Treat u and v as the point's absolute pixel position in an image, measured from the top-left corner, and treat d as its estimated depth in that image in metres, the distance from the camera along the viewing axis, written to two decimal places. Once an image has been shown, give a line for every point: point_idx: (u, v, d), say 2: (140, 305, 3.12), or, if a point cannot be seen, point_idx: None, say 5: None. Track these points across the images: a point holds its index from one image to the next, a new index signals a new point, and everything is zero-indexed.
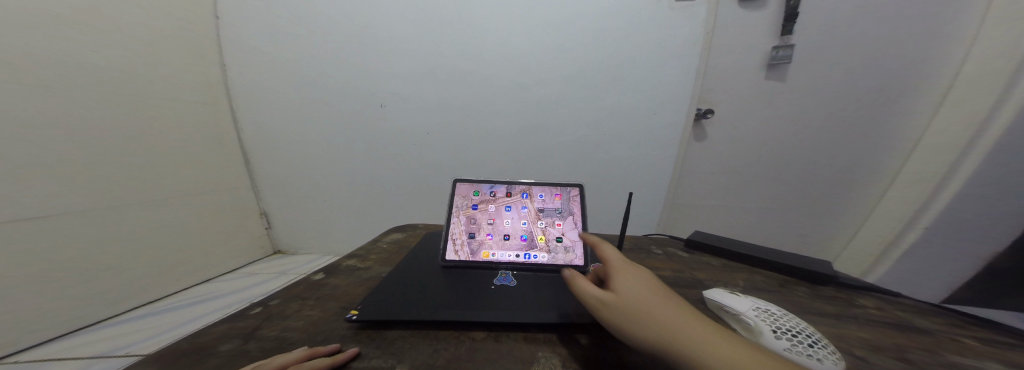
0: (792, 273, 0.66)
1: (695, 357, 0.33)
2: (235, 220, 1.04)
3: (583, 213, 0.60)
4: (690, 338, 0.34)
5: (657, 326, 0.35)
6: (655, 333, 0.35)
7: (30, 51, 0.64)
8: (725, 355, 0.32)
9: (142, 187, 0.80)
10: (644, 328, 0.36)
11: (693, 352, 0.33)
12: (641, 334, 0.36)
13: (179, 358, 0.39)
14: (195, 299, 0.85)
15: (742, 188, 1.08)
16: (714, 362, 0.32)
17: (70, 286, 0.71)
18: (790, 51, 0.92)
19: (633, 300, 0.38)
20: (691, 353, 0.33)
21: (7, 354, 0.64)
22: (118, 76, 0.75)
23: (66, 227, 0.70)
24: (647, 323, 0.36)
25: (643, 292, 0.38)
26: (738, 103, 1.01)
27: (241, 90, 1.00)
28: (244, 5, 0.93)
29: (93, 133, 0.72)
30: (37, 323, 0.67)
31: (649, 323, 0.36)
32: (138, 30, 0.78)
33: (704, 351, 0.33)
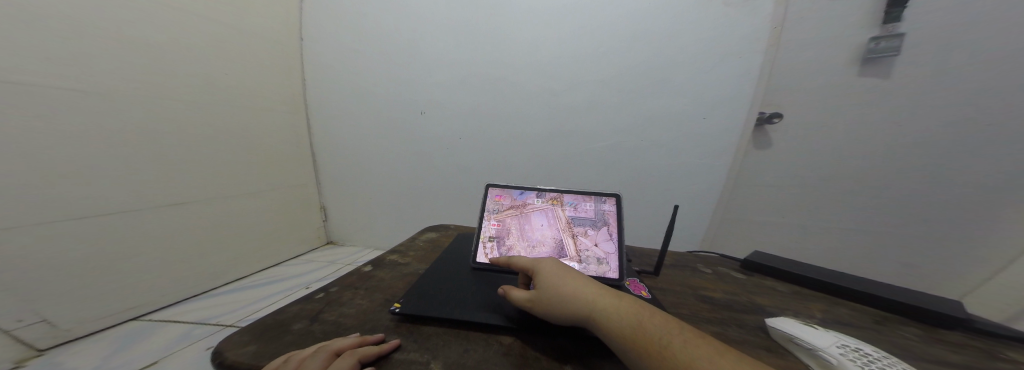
0: (888, 307, 0.55)
1: (597, 316, 0.40)
2: (302, 213, 1.20)
3: (618, 224, 0.58)
4: (596, 302, 0.41)
5: (567, 295, 0.42)
6: (568, 302, 0.42)
7: (191, 76, 0.83)
8: (621, 315, 0.39)
9: (242, 183, 0.97)
10: (558, 299, 0.43)
11: (597, 313, 0.40)
12: (556, 305, 0.42)
13: (264, 330, 0.47)
14: (267, 279, 1.00)
15: (820, 204, 0.92)
16: (611, 320, 0.39)
17: (197, 261, 0.88)
18: (896, 42, 0.77)
19: (549, 277, 0.45)
20: (594, 313, 0.40)
21: (142, 314, 0.79)
22: (237, 93, 0.93)
23: (199, 213, 0.88)
24: (560, 293, 0.43)
25: (560, 270, 0.46)
26: (817, 105, 0.87)
27: (315, 103, 1.16)
28: (320, 29, 1.09)
29: (218, 139, 0.90)
30: (175, 289, 0.84)
31: (561, 293, 0.43)
32: (252, 57, 0.97)
33: (605, 311, 0.40)
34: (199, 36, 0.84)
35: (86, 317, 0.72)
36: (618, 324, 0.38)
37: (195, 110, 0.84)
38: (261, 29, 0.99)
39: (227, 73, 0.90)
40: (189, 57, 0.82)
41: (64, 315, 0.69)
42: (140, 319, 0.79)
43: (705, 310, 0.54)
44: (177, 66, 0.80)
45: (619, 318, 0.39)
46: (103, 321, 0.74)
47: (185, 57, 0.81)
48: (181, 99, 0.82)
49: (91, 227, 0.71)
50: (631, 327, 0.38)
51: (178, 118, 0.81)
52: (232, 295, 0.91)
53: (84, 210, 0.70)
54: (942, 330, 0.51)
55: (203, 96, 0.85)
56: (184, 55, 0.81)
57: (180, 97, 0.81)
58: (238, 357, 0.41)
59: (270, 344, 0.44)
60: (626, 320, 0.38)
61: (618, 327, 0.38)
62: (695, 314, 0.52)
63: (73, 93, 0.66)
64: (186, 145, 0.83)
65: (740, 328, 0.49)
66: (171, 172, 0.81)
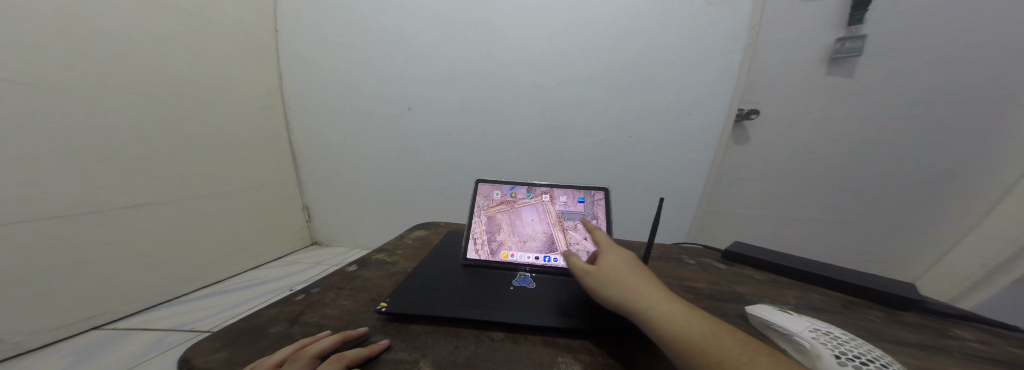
0: (855, 292, 0.59)
1: (653, 319, 0.38)
2: (282, 213, 1.15)
3: (606, 217, 0.59)
4: (655, 306, 0.39)
5: (628, 292, 0.41)
6: (626, 296, 0.41)
7: (150, 68, 0.77)
8: (682, 323, 0.37)
9: (213, 182, 0.92)
10: (617, 291, 0.42)
11: (653, 315, 0.38)
12: (613, 297, 0.42)
13: (238, 335, 0.44)
14: (245, 283, 0.95)
15: (792, 196, 0.97)
16: (667, 325, 0.37)
17: (163, 267, 0.82)
18: (859, 43, 0.81)
19: (614, 270, 0.44)
20: (650, 316, 0.39)
21: (102, 324, 0.74)
22: (204, 86, 0.88)
23: (162, 214, 0.82)
24: (620, 288, 0.42)
25: (628, 267, 0.45)
26: (790, 102, 0.92)
27: (293, 98, 1.11)
28: (297, 21, 1.04)
29: (184, 135, 0.84)
30: (138, 297, 0.79)
31: (622, 287, 0.42)
32: (221, 49, 0.91)
33: (664, 316, 0.38)
34: (159, 23, 0.78)
35: (34, 329, 0.66)
36: (674, 331, 0.37)
37: (155, 105, 0.78)
38: (230, 19, 0.93)
39: (192, 65, 0.85)
40: (147, 48, 0.76)
41: (7, 328, 0.63)
42: (99, 329, 0.73)
43: (690, 300, 0.55)
44: (133, 57, 0.74)
45: (682, 324, 0.37)
46: (56, 332, 0.68)
47: (140, 47, 0.75)
48: (138, 93, 0.76)
49: (35, 231, 0.65)
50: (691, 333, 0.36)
51: (135, 112, 0.75)
52: (202, 301, 0.86)
53: (27, 213, 0.64)
54: (902, 311, 0.54)
55: (163, 90, 0.79)
56: (138, 45, 0.75)
57: (136, 91, 0.75)
58: (208, 364, 0.39)
59: (247, 349, 0.42)
60: (688, 326, 0.37)
61: (678, 331, 0.36)
62: None
63: (11, 84, 0.60)
64: (145, 141, 0.77)
65: (723, 316, 0.51)
66: (128, 171, 0.75)
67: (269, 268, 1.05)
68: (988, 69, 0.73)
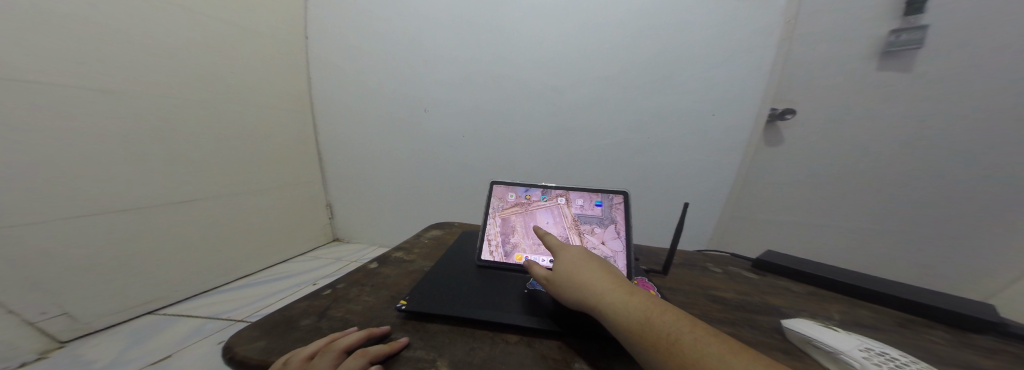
0: (914, 310, 0.53)
1: (607, 310, 0.39)
2: (308, 211, 1.21)
3: (626, 221, 0.57)
4: (605, 295, 0.40)
5: (580, 286, 0.42)
6: (581, 291, 0.42)
7: (202, 76, 0.85)
8: (630, 309, 0.37)
9: (250, 181, 0.99)
10: (572, 288, 0.43)
11: (606, 306, 0.39)
12: (571, 294, 0.43)
13: (272, 326, 0.47)
14: (274, 276, 1.01)
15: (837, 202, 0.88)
16: (619, 313, 0.38)
17: (207, 258, 0.90)
18: (919, 35, 0.72)
19: (566, 267, 0.45)
20: (604, 307, 0.39)
21: (158, 308, 0.82)
22: (246, 91, 0.95)
23: (208, 210, 0.89)
24: (574, 284, 0.43)
25: (580, 261, 0.45)
26: (834, 99, 0.84)
27: (321, 102, 1.17)
28: (325, 29, 1.10)
29: (228, 137, 0.92)
30: (188, 285, 0.86)
31: (576, 283, 0.43)
32: (259, 57, 0.98)
33: (616, 305, 0.39)
34: (210, 34, 0.85)
35: (103, 310, 0.74)
36: (626, 318, 0.37)
37: (204, 109, 0.86)
38: (269, 30, 1.00)
39: (236, 72, 0.92)
40: (200, 58, 0.84)
41: (83, 308, 0.71)
42: (156, 313, 0.80)
43: (718, 310, 0.52)
44: (188, 67, 0.82)
45: (627, 309, 0.38)
46: (121, 314, 0.76)
47: (195, 57, 0.83)
48: (191, 99, 0.83)
49: (107, 223, 0.73)
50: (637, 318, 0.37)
51: (189, 116, 0.83)
52: (242, 291, 0.92)
53: (101, 207, 0.72)
54: (972, 334, 0.48)
55: (211, 96, 0.87)
56: (194, 55, 0.83)
57: (190, 97, 0.83)
58: (250, 352, 0.42)
59: (279, 340, 0.44)
60: (634, 312, 0.37)
61: (625, 317, 0.37)
62: (706, 314, 0.50)
63: (90, 92, 0.69)
64: (197, 143, 0.85)
65: (756, 329, 0.47)
66: (183, 170, 0.83)
67: (294, 262, 1.11)
68: None
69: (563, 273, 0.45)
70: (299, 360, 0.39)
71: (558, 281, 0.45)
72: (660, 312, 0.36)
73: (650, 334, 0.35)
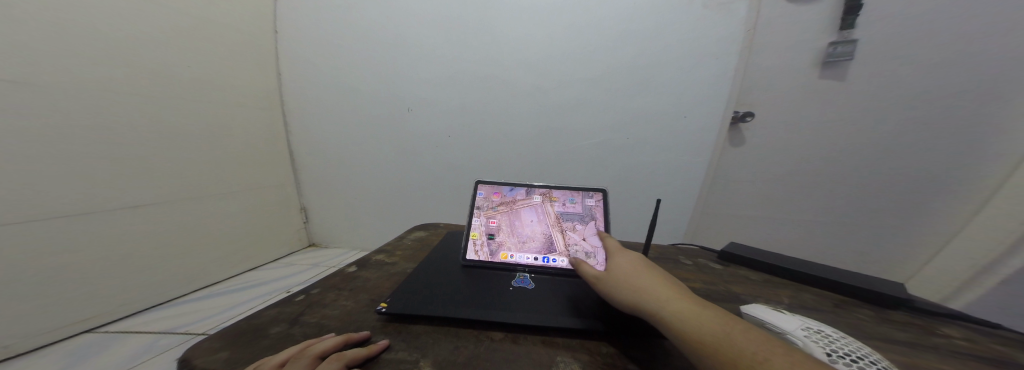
0: (847, 292, 0.60)
1: (667, 317, 0.40)
2: (280, 214, 1.14)
3: (605, 218, 0.60)
4: (668, 303, 0.41)
5: (639, 292, 0.43)
6: (638, 297, 0.43)
7: (147, 68, 0.76)
8: (701, 323, 0.38)
9: (210, 183, 0.91)
10: (629, 293, 0.44)
11: (666, 313, 0.40)
12: (626, 298, 0.44)
13: (238, 336, 0.44)
14: (238, 285, 0.94)
15: (787, 198, 0.98)
16: (680, 321, 0.39)
17: (157, 271, 0.81)
18: (851, 47, 0.83)
19: (624, 272, 0.46)
20: (669, 318, 0.40)
21: (96, 326, 0.73)
22: (204, 86, 0.87)
23: (158, 215, 0.81)
24: (632, 289, 0.44)
25: (639, 268, 0.46)
26: (785, 105, 0.93)
27: (293, 98, 1.11)
28: (298, 21, 1.03)
29: (182, 136, 0.84)
30: (133, 299, 0.78)
31: (634, 288, 0.44)
32: (220, 50, 0.91)
33: (682, 316, 0.39)
34: (159, 22, 0.78)
35: (27, 331, 0.65)
36: (687, 326, 0.38)
37: (151, 105, 0.78)
38: (230, 19, 0.93)
39: (191, 67, 0.84)
40: (144, 47, 0.76)
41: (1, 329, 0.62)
42: (92, 332, 0.72)
43: None
44: (130, 57, 0.74)
45: (698, 324, 0.38)
46: (50, 334, 0.68)
47: (140, 46, 0.75)
48: (135, 93, 0.75)
49: (31, 232, 0.65)
50: (708, 333, 0.37)
51: (132, 112, 0.75)
52: (197, 302, 0.85)
53: (23, 214, 0.63)
54: (892, 311, 0.56)
55: (160, 90, 0.79)
56: (137, 44, 0.75)
57: (132, 91, 0.75)
58: (210, 364, 0.39)
59: (247, 350, 0.42)
60: (703, 325, 0.38)
61: (694, 331, 0.38)
62: None
63: (4, 84, 0.60)
64: (141, 142, 0.77)
65: None
66: (125, 172, 0.75)
67: (264, 269, 1.05)
68: (973, 75, 0.75)
69: (623, 282, 0.45)
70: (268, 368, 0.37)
71: (618, 290, 0.45)
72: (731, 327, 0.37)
73: (721, 348, 0.35)
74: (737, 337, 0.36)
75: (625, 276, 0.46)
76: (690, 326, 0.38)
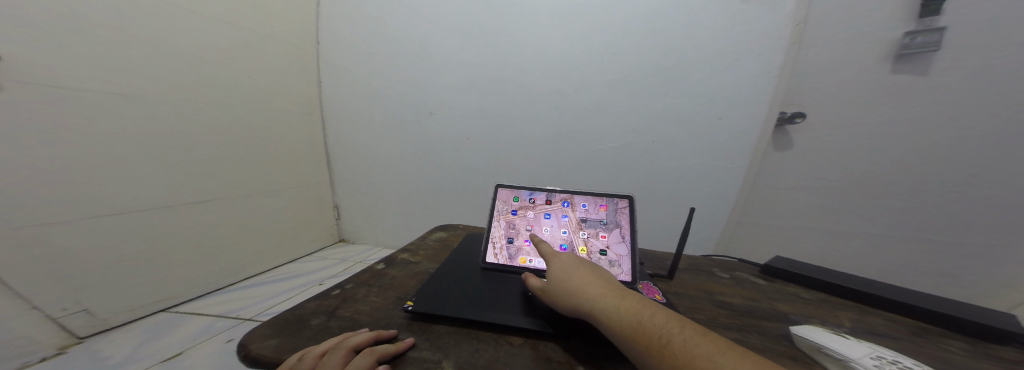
0: (928, 318, 0.52)
1: (601, 316, 0.40)
2: (316, 211, 1.24)
3: (631, 226, 0.57)
4: (599, 300, 0.41)
5: (575, 293, 0.43)
6: (574, 298, 0.43)
7: (218, 81, 0.87)
8: (623, 315, 0.38)
9: (259, 182, 1.01)
10: (566, 295, 0.44)
11: (600, 312, 0.40)
12: (565, 301, 0.44)
13: (284, 325, 0.48)
14: (284, 276, 1.03)
15: (847, 208, 0.86)
16: (613, 317, 0.39)
17: (216, 258, 0.92)
18: (936, 37, 0.71)
19: (559, 274, 0.47)
20: (598, 315, 0.40)
21: (170, 306, 0.84)
22: (259, 95, 0.98)
23: (220, 210, 0.91)
24: (568, 291, 0.44)
25: (572, 267, 0.47)
26: (845, 102, 0.83)
27: (331, 105, 1.19)
28: (335, 34, 1.12)
29: (241, 139, 0.94)
30: (197, 284, 0.88)
31: (570, 290, 0.44)
32: (272, 62, 1.01)
33: (609, 311, 0.40)
34: (228, 41, 0.88)
35: (121, 307, 0.76)
36: (619, 322, 0.38)
37: (219, 112, 0.88)
38: (281, 34, 1.02)
39: (250, 76, 0.94)
40: (216, 62, 0.86)
41: (101, 304, 0.73)
42: (168, 311, 0.83)
43: (724, 316, 0.51)
44: (207, 72, 0.85)
45: (620, 316, 0.39)
46: (138, 311, 0.79)
47: (213, 61, 0.86)
48: (208, 102, 0.86)
49: (122, 223, 0.75)
50: (630, 325, 0.38)
51: (205, 119, 0.86)
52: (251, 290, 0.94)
53: (125, 206, 0.75)
54: (992, 345, 0.47)
55: (225, 100, 0.89)
56: (212, 60, 0.86)
57: (206, 100, 0.85)
58: (261, 349, 0.43)
59: (291, 339, 0.45)
60: (625, 318, 0.38)
61: (619, 324, 0.38)
62: (712, 319, 0.50)
63: (114, 96, 0.71)
64: (211, 145, 0.88)
65: (763, 335, 0.47)
66: (199, 172, 0.86)
67: (304, 263, 1.14)
68: None
69: (555, 283, 0.46)
70: (309, 358, 0.40)
71: (552, 291, 0.46)
72: (647, 315, 0.38)
73: (644, 341, 0.36)
74: (654, 324, 0.36)
75: (557, 275, 0.47)
76: (615, 321, 0.39)
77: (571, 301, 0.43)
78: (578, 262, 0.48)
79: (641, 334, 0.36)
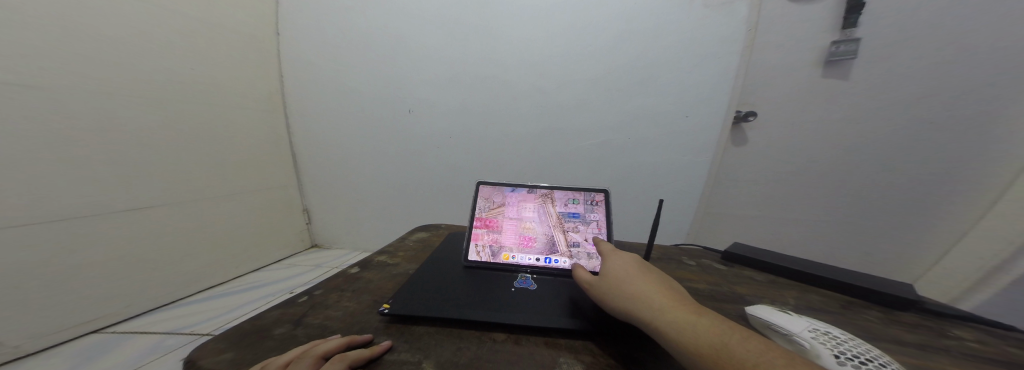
0: (854, 293, 0.59)
1: (665, 329, 0.39)
2: (283, 215, 1.15)
3: (607, 218, 0.60)
4: (665, 312, 0.39)
5: (634, 300, 0.42)
6: (634, 306, 0.42)
7: (154, 73, 0.78)
8: (695, 331, 0.37)
9: (211, 186, 0.91)
10: (625, 302, 0.43)
11: (664, 324, 0.39)
12: (622, 308, 0.43)
13: (243, 336, 0.44)
14: (241, 286, 0.95)
15: (790, 199, 0.97)
16: (681, 332, 0.37)
17: (161, 271, 0.82)
18: (854, 46, 0.82)
19: (616, 278, 0.46)
20: (661, 326, 0.39)
21: (102, 327, 0.74)
22: (207, 89, 0.88)
23: (163, 217, 0.82)
24: (627, 298, 0.43)
25: (631, 272, 0.46)
26: (786, 104, 0.93)
27: (296, 100, 1.11)
28: (300, 24, 1.04)
29: (188, 137, 0.85)
30: (133, 301, 0.78)
31: (631, 297, 0.43)
32: (223, 53, 0.92)
33: (675, 325, 0.38)
34: (165, 27, 0.79)
35: (34, 332, 0.66)
36: (688, 338, 0.37)
37: (157, 108, 0.79)
38: (232, 22, 0.94)
39: (194, 68, 0.85)
40: (151, 51, 0.77)
41: (4, 331, 0.63)
42: (98, 333, 0.73)
43: None
44: (137, 62, 0.75)
45: (691, 332, 0.37)
46: (57, 335, 0.69)
47: (146, 49, 0.76)
48: (140, 96, 0.76)
49: (28, 235, 0.64)
50: (701, 343, 0.36)
51: (136, 115, 0.76)
52: (201, 304, 0.85)
53: (31, 215, 0.64)
54: (903, 312, 0.55)
55: (164, 94, 0.80)
56: (144, 48, 0.76)
57: (138, 94, 0.76)
58: (216, 365, 0.39)
59: (252, 351, 0.42)
60: (696, 335, 0.37)
61: (689, 340, 0.37)
62: None
63: (9, 87, 0.61)
64: (148, 144, 0.78)
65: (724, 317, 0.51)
66: (132, 174, 0.76)
67: (267, 271, 1.05)
68: (975, 74, 0.75)
69: (615, 288, 0.45)
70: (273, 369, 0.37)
71: (610, 298, 0.45)
72: (722, 333, 0.36)
73: (717, 360, 0.34)
74: (732, 345, 0.35)
75: (616, 281, 0.45)
76: (683, 335, 0.37)
77: (632, 309, 0.42)
78: (632, 265, 0.47)
79: (714, 353, 0.35)
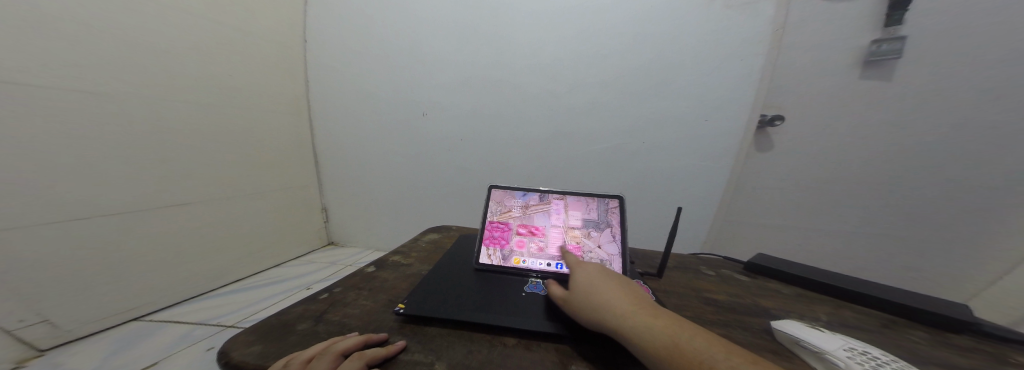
0: (896, 311, 0.55)
1: (630, 333, 0.38)
2: (304, 214, 1.20)
3: (621, 225, 0.58)
4: (628, 316, 0.39)
5: (599, 307, 0.42)
6: (599, 313, 0.42)
7: (196, 79, 0.84)
8: (655, 332, 0.37)
9: (241, 184, 0.97)
10: (591, 309, 0.43)
11: (629, 328, 0.39)
12: (589, 315, 0.43)
13: (269, 331, 0.46)
14: (266, 281, 1.00)
15: (822, 207, 0.91)
16: (644, 335, 0.37)
17: (193, 263, 0.87)
18: (897, 45, 0.77)
19: (583, 286, 0.46)
20: (627, 331, 0.39)
21: (143, 314, 0.80)
22: (240, 94, 0.94)
23: (199, 213, 0.87)
24: (592, 305, 0.43)
25: (596, 278, 0.46)
26: (818, 107, 0.87)
27: (319, 104, 1.17)
28: (324, 32, 1.10)
29: (222, 139, 0.91)
30: (172, 291, 0.84)
31: (596, 304, 0.43)
32: (254, 60, 0.97)
33: (638, 328, 0.38)
34: (205, 36, 0.85)
35: (86, 317, 0.72)
36: (650, 340, 0.37)
37: (197, 111, 0.85)
38: (264, 31, 0.99)
39: (229, 74, 0.91)
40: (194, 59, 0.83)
41: (64, 315, 0.69)
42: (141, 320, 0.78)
43: (710, 312, 0.53)
44: (184, 69, 0.82)
45: (652, 333, 0.37)
46: (107, 320, 0.75)
47: (191, 58, 0.83)
48: (186, 100, 0.82)
49: (90, 228, 0.71)
50: (664, 345, 0.36)
51: (182, 119, 0.82)
52: (229, 297, 0.90)
53: (93, 210, 0.71)
54: (953, 335, 0.50)
55: (204, 98, 0.86)
56: (190, 57, 0.82)
57: (184, 99, 0.82)
58: (245, 357, 0.41)
59: (277, 345, 0.44)
60: (659, 338, 0.36)
61: (651, 341, 0.36)
62: (699, 316, 0.52)
63: (82, 94, 0.68)
64: (189, 145, 0.84)
65: (747, 330, 0.49)
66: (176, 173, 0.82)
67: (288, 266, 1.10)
68: None
69: (580, 297, 0.45)
70: (295, 364, 0.38)
71: (577, 307, 0.44)
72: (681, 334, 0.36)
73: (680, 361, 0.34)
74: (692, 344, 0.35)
75: (581, 290, 0.45)
76: (646, 339, 0.37)
77: (597, 317, 0.42)
78: (598, 272, 0.48)
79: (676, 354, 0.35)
